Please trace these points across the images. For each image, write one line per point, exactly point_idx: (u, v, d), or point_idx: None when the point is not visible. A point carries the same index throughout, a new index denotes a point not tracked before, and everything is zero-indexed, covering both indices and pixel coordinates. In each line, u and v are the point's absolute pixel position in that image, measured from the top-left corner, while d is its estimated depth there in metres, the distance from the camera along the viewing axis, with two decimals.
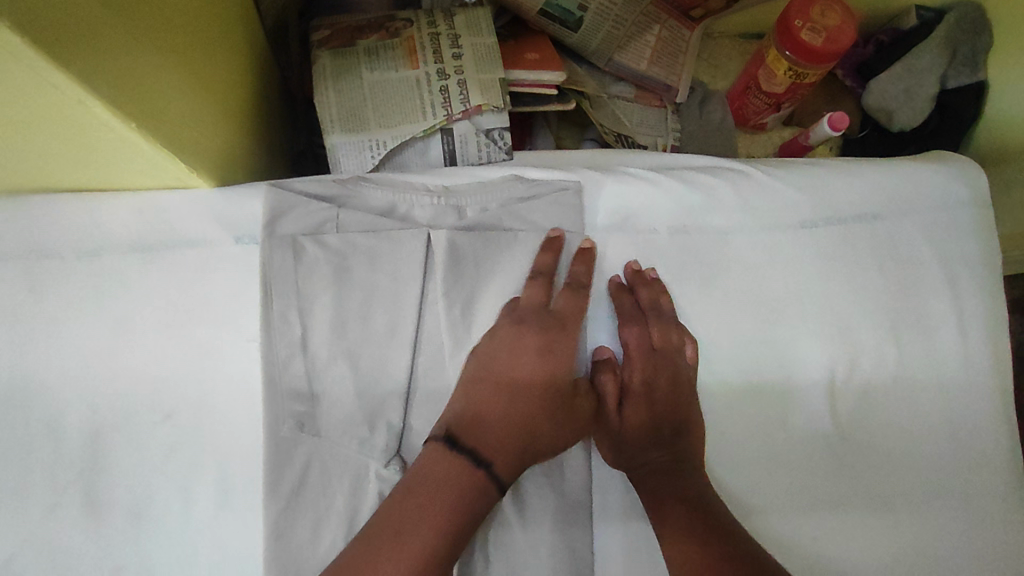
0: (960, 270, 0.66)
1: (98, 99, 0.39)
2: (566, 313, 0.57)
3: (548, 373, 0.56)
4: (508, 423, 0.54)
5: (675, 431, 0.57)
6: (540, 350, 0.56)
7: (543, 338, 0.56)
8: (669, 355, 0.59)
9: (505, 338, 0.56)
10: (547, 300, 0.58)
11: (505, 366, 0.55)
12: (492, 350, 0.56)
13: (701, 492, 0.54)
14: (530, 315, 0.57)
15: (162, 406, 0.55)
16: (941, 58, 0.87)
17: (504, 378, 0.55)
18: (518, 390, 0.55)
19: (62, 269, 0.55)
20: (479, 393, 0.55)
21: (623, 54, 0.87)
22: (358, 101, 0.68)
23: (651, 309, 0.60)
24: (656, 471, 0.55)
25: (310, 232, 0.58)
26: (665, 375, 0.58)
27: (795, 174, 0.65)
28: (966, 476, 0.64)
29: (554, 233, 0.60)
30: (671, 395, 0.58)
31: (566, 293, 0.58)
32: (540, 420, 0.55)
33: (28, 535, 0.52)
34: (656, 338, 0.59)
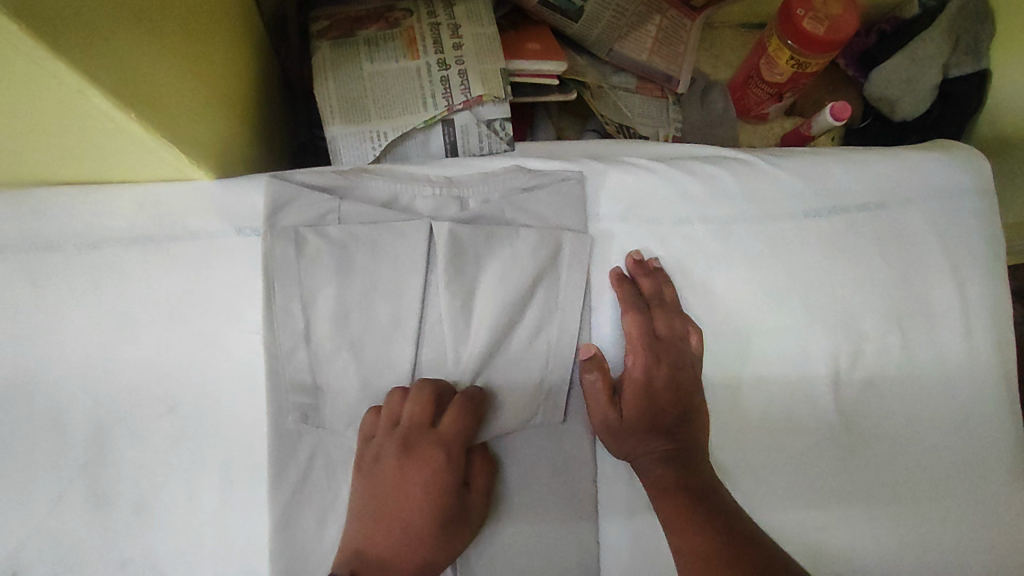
0: (964, 258, 0.66)
1: (98, 89, 0.39)
2: (449, 435, 0.53)
3: (438, 500, 0.52)
4: (406, 553, 0.51)
5: (678, 419, 0.57)
6: (426, 477, 0.52)
7: (428, 465, 0.53)
8: (672, 343, 0.59)
9: (390, 467, 0.52)
10: (431, 422, 0.54)
11: (392, 501, 0.52)
12: (376, 483, 0.52)
13: (705, 481, 0.54)
14: (413, 439, 0.53)
15: (165, 400, 0.55)
16: (943, 46, 0.86)
17: (389, 514, 0.52)
18: (410, 522, 0.51)
19: (63, 262, 0.55)
20: (370, 529, 0.51)
21: (624, 44, 0.87)
22: (359, 92, 0.67)
23: (654, 299, 0.60)
24: (660, 459, 0.55)
25: (312, 224, 0.58)
26: (668, 364, 0.58)
27: (799, 163, 0.64)
28: (970, 465, 0.64)
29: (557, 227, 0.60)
30: (672, 383, 0.57)
31: (447, 413, 0.54)
32: (431, 547, 0.51)
33: (35, 529, 0.52)
34: (659, 327, 0.59)
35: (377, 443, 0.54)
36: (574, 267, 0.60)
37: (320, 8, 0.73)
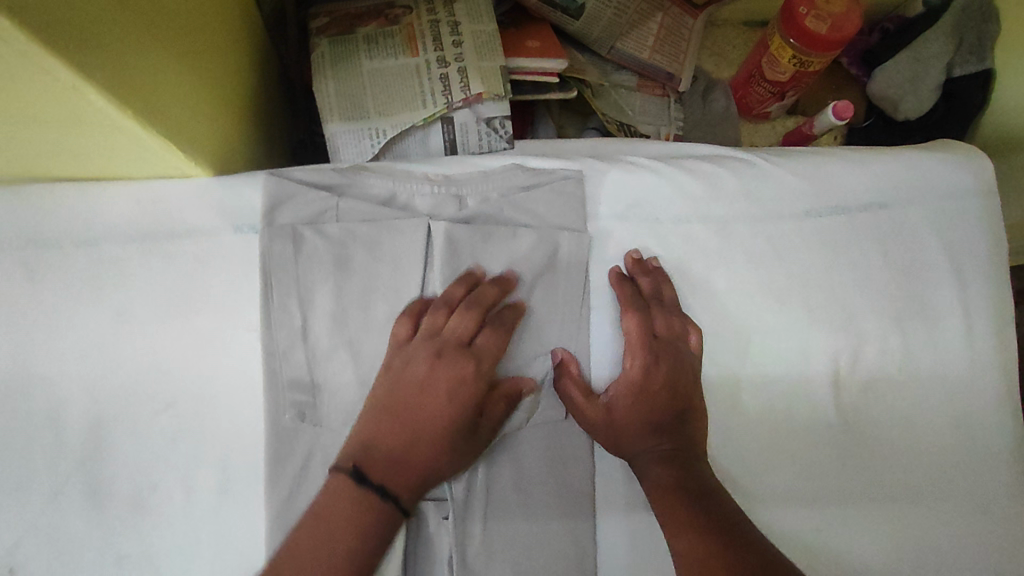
0: (966, 259, 0.66)
1: (93, 87, 0.39)
2: (483, 353, 0.54)
3: (457, 412, 0.52)
4: (411, 449, 0.51)
5: (677, 419, 0.56)
6: (452, 386, 0.53)
7: (455, 375, 0.53)
8: (671, 342, 0.58)
9: (418, 370, 0.53)
10: (466, 336, 0.54)
11: (414, 401, 0.52)
12: (401, 381, 0.53)
13: (705, 482, 0.53)
14: (448, 348, 0.53)
15: (163, 396, 0.55)
16: (948, 44, 0.86)
17: (409, 415, 0.52)
18: (426, 424, 0.52)
19: (62, 258, 0.55)
20: (387, 427, 0.52)
21: (626, 42, 0.86)
22: (358, 89, 0.67)
23: (653, 298, 0.59)
24: (658, 459, 0.54)
25: (310, 221, 0.58)
26: (667, 362, 0.57)
27: (799, 162, 0.64)
28: (971, 466, 0.64)
29: (556, 225, 0.60)
30: (671, 381, 0.57)
31: (484, 332, 0.55)
32: (440, 451, 0.52)
33: (32, 524, 0.52)
34: (658, 326, 0.59)
35: (409, 347, 0.54)
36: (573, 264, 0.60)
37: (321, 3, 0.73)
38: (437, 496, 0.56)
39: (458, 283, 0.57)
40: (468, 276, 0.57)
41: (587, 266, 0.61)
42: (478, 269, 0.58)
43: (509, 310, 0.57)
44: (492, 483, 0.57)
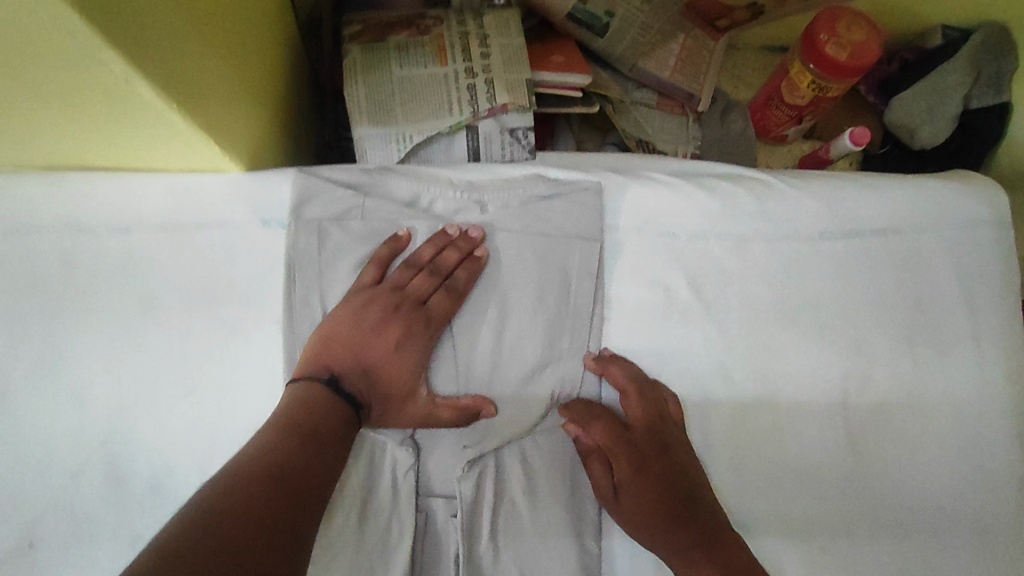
0: (978, 288, 0.66)
1: (145, 80, 0.41)
2: (436, 314, 0.58)
3: (402, 359, 0.56)
4: (360, 382, 0.55)
5: (687, 505, 0.56)
6: (402, 336, 0.56)
7: (406, 330, 0.57)
8: (652, 426, 0.58)
9: (376, 316, 0.56)
10: (423, 295, 0.58)
11: (367, 344, 0.56)
12: (357, 322, 0.56)
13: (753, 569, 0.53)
14: (406, 302, 0.57)
15: (185, 382, 0.56)
16: (966, 77, 0.87)
17: (360, 355, 0.56)
18: (373, 363, 0.56)
19: (96, 243, 0.57)
20: (341, 359, 0.55)
21: (648, 61, 0.88)
22: (387, 96, 0.69)
23: (624, 389, 0.58)
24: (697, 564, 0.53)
25: (336, 218, 0.59)
26: (649, 454, 0.57)
27: (816, 184, 0.65)
28: (978, 493, 0.64)
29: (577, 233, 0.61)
30: (661, 469, 0.57)
31: (440, 294, 0.58)
32: (383, 390, 0.56)
33: (54, 500, 0.54)
34: (633, 417, 0.58)
35: (370, 291, 0.57)
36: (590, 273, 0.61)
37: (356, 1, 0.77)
38: (446, 494, 0.58)
39: (431, 240, 0.60)
40: (441, 233, 0.60)
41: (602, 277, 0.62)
42: (451, 230, 0.60)
43: (471, 269, 0.59)
44: (500, 485, 0.57)
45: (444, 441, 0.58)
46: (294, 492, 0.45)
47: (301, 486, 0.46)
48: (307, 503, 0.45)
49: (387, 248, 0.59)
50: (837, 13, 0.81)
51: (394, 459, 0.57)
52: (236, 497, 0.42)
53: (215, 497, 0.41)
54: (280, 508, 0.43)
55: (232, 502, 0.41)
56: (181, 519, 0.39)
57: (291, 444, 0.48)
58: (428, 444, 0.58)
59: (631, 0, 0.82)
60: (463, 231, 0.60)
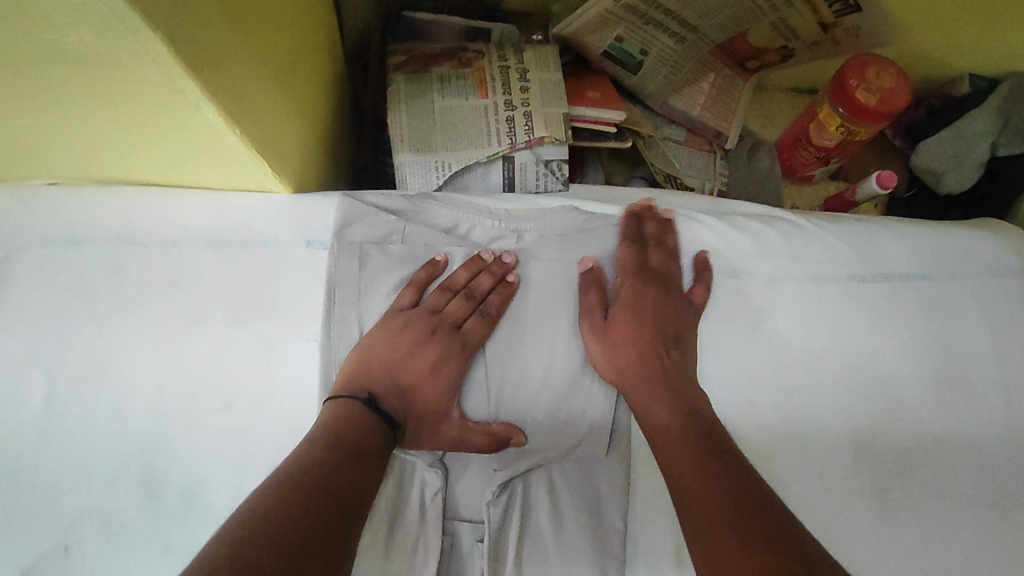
0: (1007, 337, 0.66)
1: (213, 105, 0.44)
2: (470, 338, 0.59)
3: (438, 381, 0.58)
4: (398, 401, 0.57)
5: (664, 354, 0.60)
6: (438, 359, 0.58)
7: (442, 354, 0.58)
8: (660, 272, 0.63)
9: (412, 336, 0.58)
10: (459, 319, 0.60)
11: (404, 366, 0.58)
12: (394, 344, 0.58)
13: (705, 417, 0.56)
14: (443, 325, 0.59)
15: (222, 395, 0.58)
16: (993, 125, 0.89)
17: (399, 376, 0.58)
18: (410, 384, 0.58)
19: (146, 256, 0.59)
20: (380, 379, 0.57)
21: (678, 98, 0.92)
22: (428, 124, 0.71)
23: (670, 241, 0.65)
24: (666, 403, 0.57)
25: (377, 241, 0.61)
26: (659, 287, 0.62)
27: (845, 229, 0.67)
28: (1006, 545, 0.63)
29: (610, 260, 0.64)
30: (663, 314, 0.61)
31: (475, 318, 0.60)
32: (419, 411, 0.57)
33: (89, 506, 0.55)
34: (653, 258, 0.64)
35: (408, 314, 0.59)
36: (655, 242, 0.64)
37: (399, 29, 0.80)
38: (474, 518, 0.58)
39: (467, 265, 0.61)
40: (477, 257, 0.61)
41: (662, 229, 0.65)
42: (485, 254, 0.61)
43: (504, 294, 0.61)
44: (527, 511, 0.58)
45: (473, 464, 0.59)
46: (340, 507, 0.46)
47: (348, 501, 0.47)
48: (354, 519, 0.47)
49: (425, 272, 0.61)
50: (866, 61, 0.83)
51: (424, 480, 0.58)
52: (287, 508, 0.44)
53: (266, 509, 0.43)
54: (328, 523, 0.44)
55: (284, 512, 0.43)
56: (233, 530, 0.41)
57: (337, 459, 0.49)
58: (457, 466, 0.59)
59: (666, 40, 0.85)
60: (497, 256, 0.62)
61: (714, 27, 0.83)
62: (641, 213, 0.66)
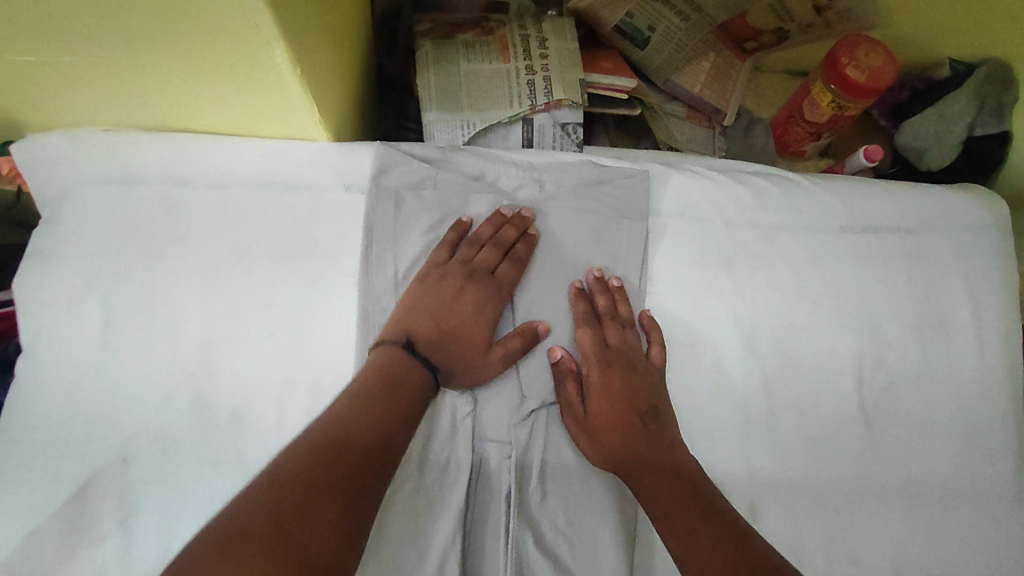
0: (981, 285, 0.73)
1: (282, 42, 0.49)
2: (503, 282, 0.65)
3: (477, 322, 0.63)
4: (443, 341, 0.62)
5: (643, 424, 0.61)
6: (475, 303, 0.64)
7: (479, 297, 0.64)
8: (620, 350, 0.64)
9: (451, 287, 0.63)
10: (491, 266, 0.65)
11: (447, 311, 0.63)
12: (436, 292, 0.63)
13: (692, 480, 0.58)
14: (477, 272, 0.64)
15: (269, 324, 0.62)
16: (969, 107, 0.97)
17: (443, 319, 0.63)
18: (452, 325, 0.63)
19: (195, 196, 0.64)
20: (424, 322, 0.62)
21: (680, 77, 0.97)
22: (455, 86, 0.76)
23: (624, 310, 0.66)
24: (642, 482, 0.58)
25: (411, 186, 0.66)
26: (623, 369, 0.63)
27: (837, 186, 0.73)
28: (973, 468, 0.70)
29: (608, 283, 0.67)
30: (636, 388, 0.63)
31: (506, 264, 0.65)
32: (463, 348, 0.62)
33: (144, 423, 0.59)
34: (610, 338, 0.65)
35: (445, 266, 0.64)
36: (608, 315, 0.65)
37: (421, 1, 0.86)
38: (501, 441, 0.62)
39: (490, 220, 0.66)
40: (498, 214, 0.66)
41: (624, 297, 0.67)
42: (507, 211, 0.67)
43: (528, 245, 0.66)
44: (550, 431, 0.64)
45: (501, 394, 0.63)
46: (369, 460, 0.51)
47: (378, 454, 0.52)
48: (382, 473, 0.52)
49: (455, 232, 0.66)
50: (856, 41, 0.89)
51: (454, 407, 0.62)
52: (318, 459, 0.49)
53: (295, 459, 0.48)
54: (355, 476, 0.49)
55: (316, 464, 0.48)
56: (268, 479, 0.47)
57: (373, 409, 0.54)
58: (486, 395, 0.63)
59: (671, 18, 0.92)
60: (517, 212, 0.67)
61: (716, 6, 0.91)
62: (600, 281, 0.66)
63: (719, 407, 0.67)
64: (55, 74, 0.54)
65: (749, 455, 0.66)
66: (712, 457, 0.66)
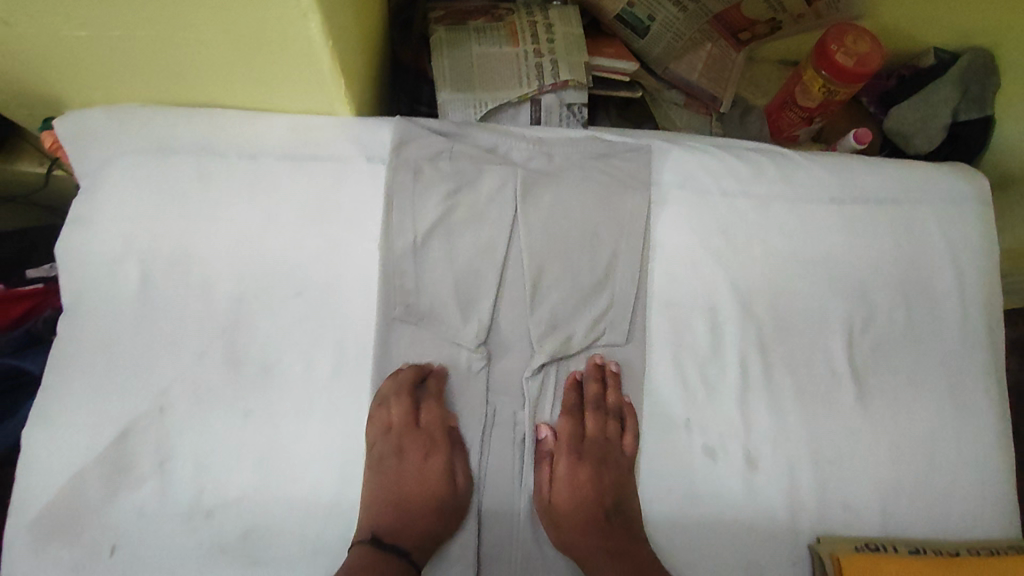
0: (964, 252, 0.77)
1: (317, 15, 0.53)
2: (430, 428, 0.66)
3: (425, 455, 0.65)
4: (401, 511, 0.64)
5: (608, 514, 0.65)
6: (417, 463, 0.65)
7: (417, 452, 0.65)
8: (595, 441, 0.68)
9: (391, 464, 0.65)
10: (419, 420, 0.66)
11: (404, 488, 0.65)
12: (389, 475, 0.65)
13: (642, 557, 0.64)
14: (409, 439, 0.65)
15: (296, 284, 0.66)
16: (952, 94, 1.02)
17: (397, 499, 0.64)
18: (405, 488, 0.65)
19: (227, 166, 0.68)
20: (382, 511, 0.63)
21: (678, 65, 1.02)
22: (467, 68, 0.81)
23: (612, 397, 0.69)
24: (597, 558, 0.64)
25: (429, 158, 0.70)
26: (594, 460, 0.67)
27: (827, 160, 0.78)
28: (958, 421, 0.74)
29: (587, 369, 0.70)
30: (603, 480, 0.67)
31: (432, 411, 0.66)
32: (421, 475, 0.64)
33: (180, 375, 0.63)
34: (589, 428, 0.69)
35: (380, 444, 0.65)
36: (592, 404, 0.69)
37: None
38: (514, 391, 0.68)
39: (397, 379, 0.65)
40: (403, 371, 0.66)
41: (608, 383, 0.70)
42: (409, 366, 0.67)
43: (438, 386, 0.67)
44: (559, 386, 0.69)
45: (513, 349, 0.69)
46: (386, 561, 0.60)
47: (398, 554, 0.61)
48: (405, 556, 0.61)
49: (376, 406, 0.65)
50: (845, 30, 0.94)
51: (470, 360, 0.68)
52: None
53: None
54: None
55: None
56: None
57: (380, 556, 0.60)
58: (499, 350, 0.69)
59: (670, 9, 0.96)
60: (423, 363, 0.68)
61: None
62: (602, 369, 0.70)
63: (716, 364, 0.71)
64: (102, 48, 0.59)
65: (745, 409, 0.71)
66: (711, 411, 0.70)
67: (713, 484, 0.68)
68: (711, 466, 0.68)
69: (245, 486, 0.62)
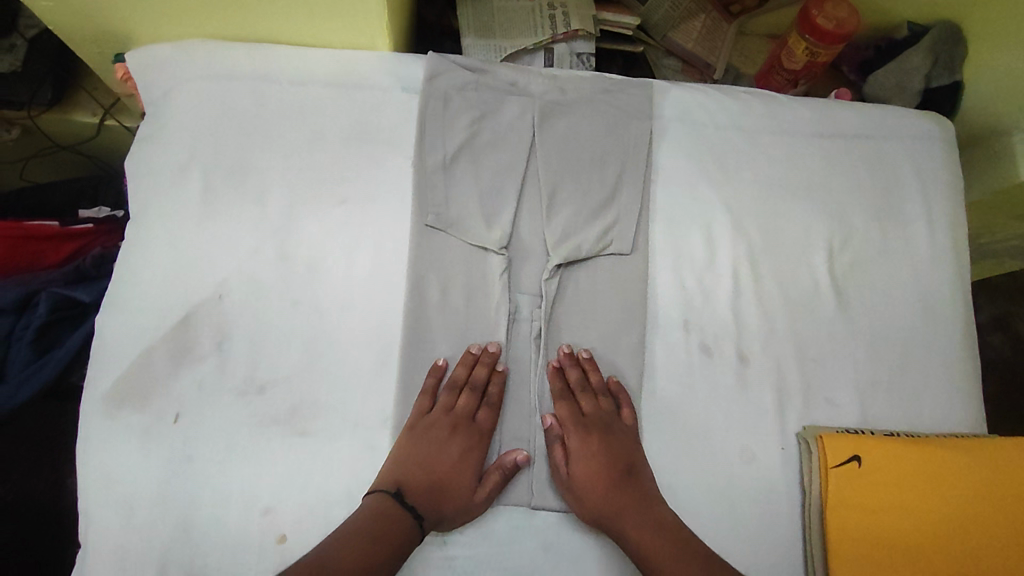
0: (930, 181, 0.87)
1: None
2: (484, 428, 0.71)
3: (466, 451, 0.70)
4: (428, 487, 0.67)
5: (625, 478, 0.69)
6: (461, 449, 0.69)
7: (465, 445, 0.70)
8: (596, 416, 0.72)
9: (440, 433, 0.69)
10: (471, 412, 0.71)
11: (434, 462, 0.68)
12: (424, 447, 0.68)
13: (668, 518, 0.67)
14: (461, 422, 0.70)
15: (340, 194, 0.75)
16: (925, 61, 1.11)
17: (427, 468, 0.68)
18: (437, 468, 0.68)
19: (279, 91, 0.77)
20: (411, 478, 0.67)
21: (676, 33, 1.13)
22: (489, 19, 0.91)
23: (596, 377, 0.74)
24: (627, 519, 0.67)
25: (457, 88, 0.80)
26: (600, 430, 0.71)
27: (809, 102, 0.87)
28: (929, 328, 0.82)
29: (563, 356, 0.74)
30: (614, 450, 0.70)
31: (484, 408, 0.72)
32: (453, 471, 0.68)
33: (237, 268, 0.72)
34: (585, 407, 0.72)
35: (431, 417, 0.70)
36: (586, 389, 0.73)
37: None
38: (531, 292, 0.76)
39: (463, 363, 0.72)
40: (468, 354, 0.72)
41: (591, 366, 0.74)
42: (474, 349, 0.72)
43: (500, 382, 0.72)
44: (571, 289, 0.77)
45: (531, 255, 0.77)
46: (387, 541, 0.62)
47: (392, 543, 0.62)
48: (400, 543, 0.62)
49: (432, 378, 0.71)
50: None
51: (492, 265, 0.75)
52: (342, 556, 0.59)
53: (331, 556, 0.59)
54: (370, 556, 0.60)
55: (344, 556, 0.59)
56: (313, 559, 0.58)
57: (384, 533, 0.62)
58: (519, 256, 0.77)
59: None
60: (484, 348, 0.73)
61: None
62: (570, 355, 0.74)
63: (711, 273, 0.80)
64: None
65: (737, 312, 0.79)
66: (707, 312, 0.79)
67: (709, 375, 0.76)
68: (708, 360, 0.77)
69: (294, 366, 0.70)
